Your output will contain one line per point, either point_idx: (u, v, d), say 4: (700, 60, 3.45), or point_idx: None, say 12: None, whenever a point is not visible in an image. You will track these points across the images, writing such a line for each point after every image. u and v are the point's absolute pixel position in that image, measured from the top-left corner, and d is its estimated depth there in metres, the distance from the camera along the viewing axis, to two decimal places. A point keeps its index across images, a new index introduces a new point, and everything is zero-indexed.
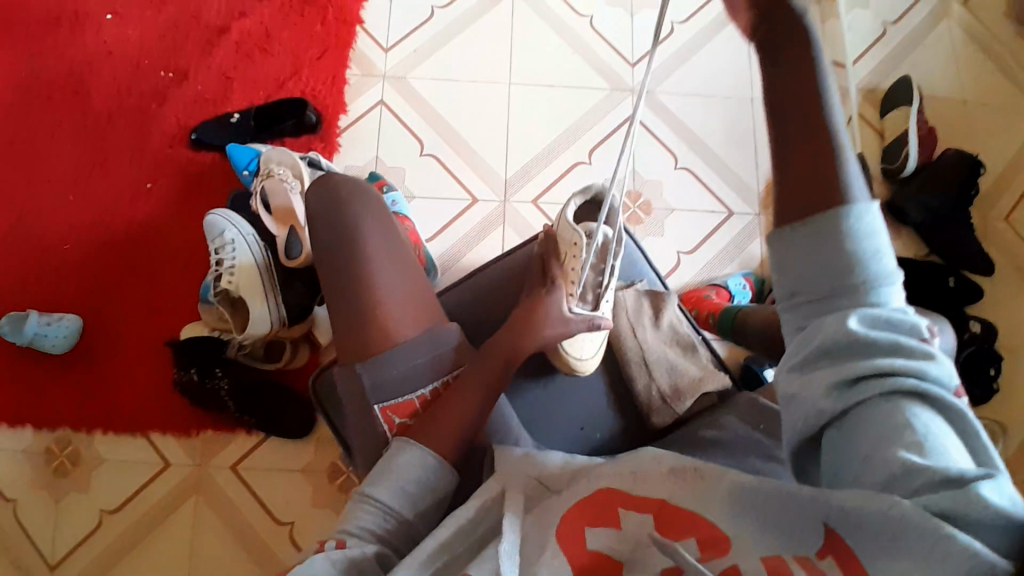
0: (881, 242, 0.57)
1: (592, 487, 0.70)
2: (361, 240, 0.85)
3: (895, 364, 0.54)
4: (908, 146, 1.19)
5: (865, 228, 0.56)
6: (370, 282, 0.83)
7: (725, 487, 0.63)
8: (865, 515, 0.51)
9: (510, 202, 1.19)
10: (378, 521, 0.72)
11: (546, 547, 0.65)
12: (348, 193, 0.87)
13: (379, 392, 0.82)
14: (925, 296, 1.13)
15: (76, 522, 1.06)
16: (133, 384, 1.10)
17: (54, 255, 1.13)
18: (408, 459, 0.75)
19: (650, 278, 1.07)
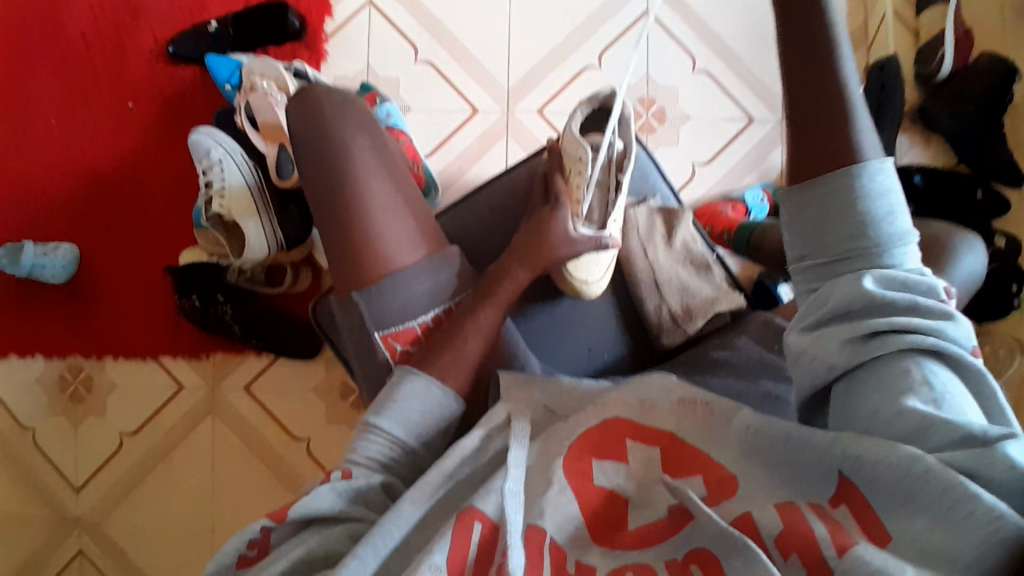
0: (895, 201, 0.55)
1: (601, 415, 0.67)
2: (350, 165, 0.80)
3: (914, 324, 0.52)
4: (944, 49, 1.09)
5: (876, 186, 0.54)
6: (365, 208, 0.79)
7: (744, 426, 0.62)
8: (884, 470, 0.51)
9: (513, 111, 1.13)
10: (385, 450, 0.70)
11: (555, 480, 0.62)
12: (331, 110, 0.81)
13: (378, 319, 0.80)
14: (948, 208, 1.09)
15: (97, 446, 1.08)
16: (139, 312, 1.09)
17: (44, 182, 1.10)
18: (415, 391, 0.72)
19: (663, 193, 1.01)
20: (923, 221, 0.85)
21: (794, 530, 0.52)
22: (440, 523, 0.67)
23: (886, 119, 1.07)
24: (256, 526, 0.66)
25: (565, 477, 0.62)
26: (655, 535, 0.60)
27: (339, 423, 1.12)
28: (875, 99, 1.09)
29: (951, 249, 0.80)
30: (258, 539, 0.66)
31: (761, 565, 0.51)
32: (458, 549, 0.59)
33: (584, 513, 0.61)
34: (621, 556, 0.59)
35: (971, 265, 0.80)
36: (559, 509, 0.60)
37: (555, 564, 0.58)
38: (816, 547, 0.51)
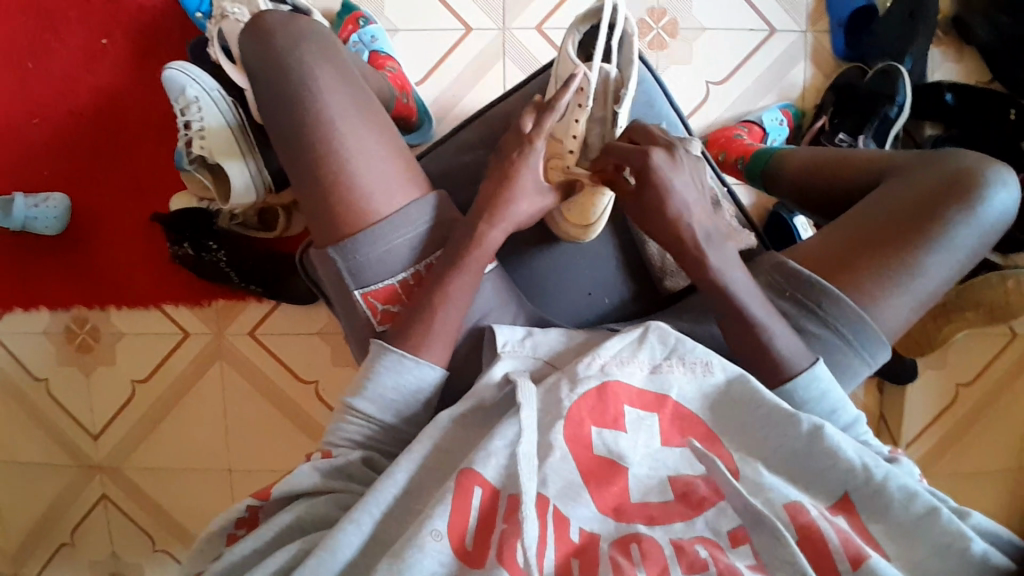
0: (834, 400, 0.67)
1: (603, 375, 0.62)
2: (317, 109, 0.72)
3: None
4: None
5: (813, 394, 0.67)
6: (336, 156, 0.72)
7: (745, 416, 0.62)
8: (882, 522, 0.57)
9: (510, 29, 1.04)
10: (364, 429, 0.70)
11: (555, 445, 0.58)
12: (286, 45, 0.73)
13: (358, 278, 0.75)
14: (974, 134, 0.97)
15: (111, 394, 1.10)
16: (136, 261, 1.07)
17: (23, 130, 1.05)
18: (384, 367, 0.70)
19: (670, 122, 0.88)
20: (954, 147, 0.75)
21: (808, 542, 0.54)
22: (437, 486, 0.63)
23: (922, 28, 0.95)
24: (243, 505, 0.66)
25: (566, 442, 0.58)
26: (662, 515, 0.56)
27: (346, 364, 1.11)
28: (907, 7, 0.95)
29: (982, 182, 0.70)
30: (246, 517, 0.66)
31: (789, 551, 0.52)
32: (462, 512, 0.56)
33: (587, 479, 0.57)
34: (624, 526, 0.56)
35: (1004, 201, 0.71)
36: (562, 475, 0.57)
37: (560, 533, 0.54)
38: (829, 556, 0.53)
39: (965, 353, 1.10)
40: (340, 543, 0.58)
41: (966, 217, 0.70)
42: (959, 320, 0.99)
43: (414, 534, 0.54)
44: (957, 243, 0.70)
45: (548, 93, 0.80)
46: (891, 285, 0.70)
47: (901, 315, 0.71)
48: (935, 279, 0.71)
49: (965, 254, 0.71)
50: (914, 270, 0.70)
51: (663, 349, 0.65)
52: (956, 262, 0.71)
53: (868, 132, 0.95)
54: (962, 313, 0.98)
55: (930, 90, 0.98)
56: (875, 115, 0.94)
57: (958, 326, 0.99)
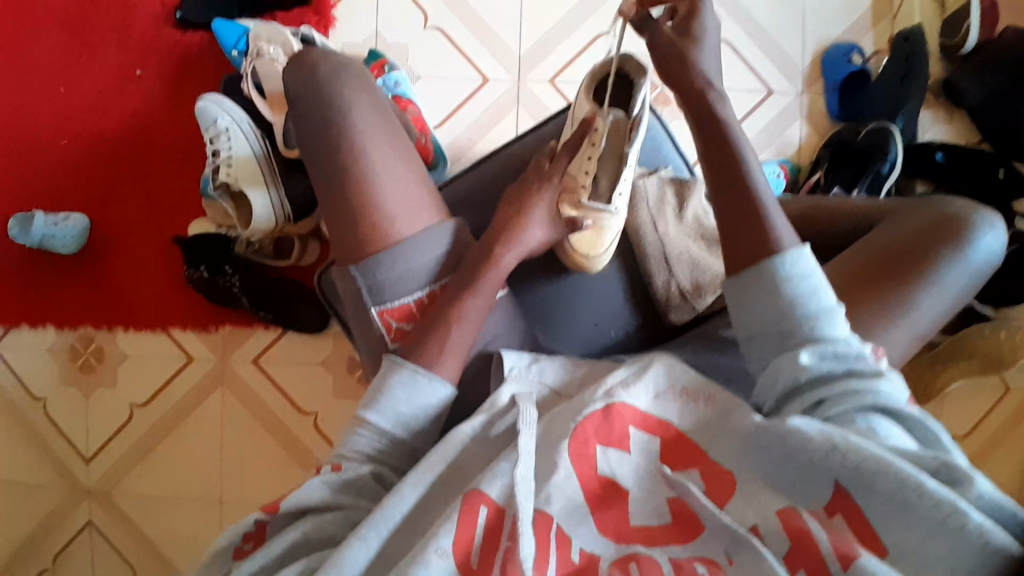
0: (816, 284, 0.62)
1: (607, 398, 0.64)
2: (352, 138, 0.76)
3: (849, 384, 0.60)
4: (970, 19, 1.06)
5: (797, 276, 0.62)
6: (368, 183, 0.75)
7: (745, 424, 0.62)
8: (875, 480, 0.55)
9: (524, 81, 1.11)
10: (379, 444, 0.69)
11: (560, 466, 0.60)
12: (329, 78, 0.77)
13: (372, 295, 0.76)
14: (966, 185, 1.05)
15: (108, 416, 1.10)
16: (147, 285, 1.09)
17: (52, 151, 1.09)
18: (397, 383, 0.70)
19: (674, 165, 0.99)
20: (941, 195, 0.82)
21: (801, 549, 0.54)
22: (441, 507, 0.64)
23: (912, 89, 1.02)
24: (249, 519, 0.63)
25: (570, 460, 0.60)
26: (661, 538, 0.58)
27: (347, 397, 1.11)
28: (900, 69, 1.04)
29: (969, 225, 0.77)
30: (252, 531, 0.64)
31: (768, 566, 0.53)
32: (466, 535, 0.56)
33: (586, 495, 0.60)
34: (626, 548, 0.57)
35: (991, 243, 0.78)
36: (566, 492, 0.59)
37: (562, 551, 0.56)
38: (822, 560, 0.53)
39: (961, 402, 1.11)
40: (348, 557, 0.58)
41: (957, 257, 0.76)
42: (952, 368, 1.03)
43: (419, 552, 0.56)
44: (948, 282, 0.76)
45: (564, 135, 0.87)
46: (890, 319, 0.74)
47: (898, 347, 0.74)
48: (930, 315, 0.75)
49: (956, 293, 0.76)
50: (911, 305, 0.74)
51: (667, 379, 0.68)
52: (947, 301, 0.76)
53: (861, 186, 0.99)
54: (955, 362, 1.02)
55: (922, 149, 1.06)
56: (868, 171, 0.99)
57: (952, 375, 1.03)
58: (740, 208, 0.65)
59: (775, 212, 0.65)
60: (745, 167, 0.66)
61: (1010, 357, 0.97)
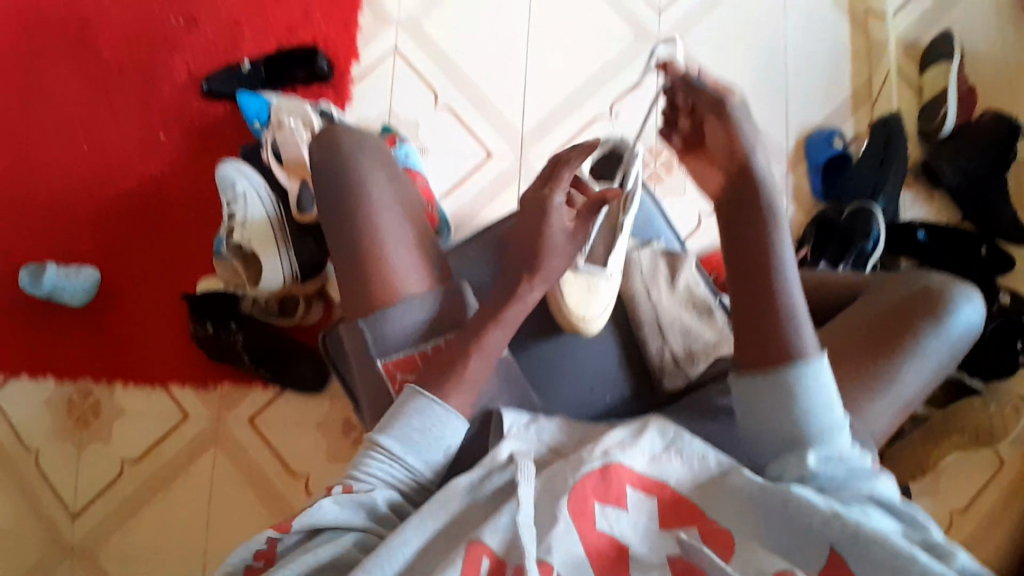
0: (828, 397, 0.64)
1: (605, 456, 0.64)
2: (367, 203, 0.78)
3: (850, 483, 0.63)
4: (947, 105, 1.14)
5: (813, 384, 0.64)
6: (379, 244, 0.77)
7: (741, 482, 0.63)
8: (874, 560, 0.57)
9: (527, 157, 1.18)
10: (395, 472, 0.65)
11: (559, 518, 0.60)
12: (352, 149, 0.81)
13: (377, 346, 0.75)
14: (950, 262, 1.10)
15: (98, 471, 1.08)
16: (150, 339, 1.11)
17: (70, 207, 1.14)
18: (418, 411, 0.66)
19: (666, 238, 1.03)
20: (918, 272, 0.86)
21: None
22: None
23: (892, 171, 1.10)
24: (262, 536, 0.61)
25: (569, 515, 0.60)
26: None
27: (340, 460, 1.10)
28: (878, 154, 1.12)
29: (948, 301, 0.81)
30: (265, 548, 0.61)
31: None
32: None
33: (590, 557, 0.59)
34: None
35: (969, 315, 0.81)
36: (568, 545, 0.59)
37: None
38: None
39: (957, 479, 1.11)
40: None
41: (936, 330, 0.79)
42: (946, 442, 1.03)
43: None
44: (930, 353, 0.79)
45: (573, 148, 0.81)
46: (875, 390, 0.76)
47: (884, 418, 0.76)
48: (914, 385, 0.78)
49: (937, 364, 0.79)
50: (893, 375, 0.77)
51: (662, 441, 0.67)
52: (930, 370, 0.78)
53: (846, 261, 1.04)
54: (948, 435, 1.03)
55: (904, 229, 1.11)
56: (852, 249, 1.04)
57: (947, 449, 1.03)
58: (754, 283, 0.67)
59: (793, 291, 0.67)
60: (758, 235, 0.68)
61: (1001, 428, 1.00)
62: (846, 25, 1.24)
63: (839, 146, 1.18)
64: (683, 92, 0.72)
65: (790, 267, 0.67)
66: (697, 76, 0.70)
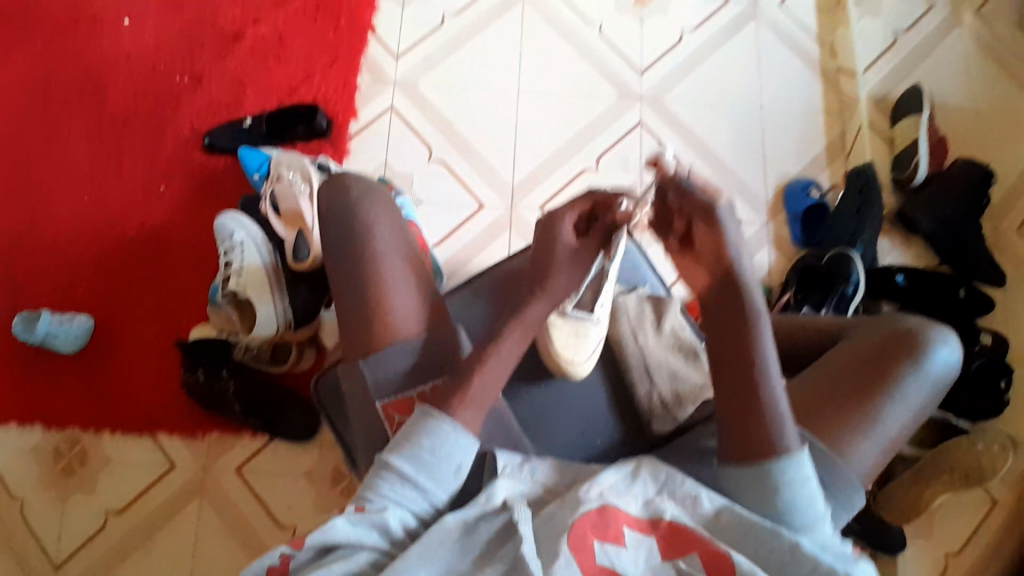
0: (811, 488, 0.68)
1: (601, 499, 0.65)
2: (371, 249, 0.79)
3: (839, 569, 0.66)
4: (918, 156, 1.20)
5: (795, 479, 0.68)
6: (382, 289, 0.77)
7: (734, 515, 0.65)
8: None
9: (517, 207, 1.21)
10: (408, 493, 0.65)
11: (560, 555, 0.59)
12: (359, 195, 0.81)
13: (377, 387, 0.75)
14: (932, 305, 1.13)
15: (82, 521, 1.07)
16: (141, 386, 1.11)
17: (68, 255, 1.16)
18: (426, 431, 0.67)
19: (652, 284, 1.04)
20: (898, 313, 0.87)
21: None
22: None
23: (868, 220, 1.15)
24: (276, 553, 0.61)
25: (569, 551, 0.60)
26: None
27: (329, 510, 1.09)
28: (853, 204, 1.17)
29: (926, 343, 0.81)
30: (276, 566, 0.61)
31: None
32: None
33: None
34: None
35: (947, 357, 0.82)
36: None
37: None
38: None
39: (949, 522, 1.11)
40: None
41: (915, 371, 0.80)
42: (936, 483, 1.00)
43: None
44: (909, 396, 0.80)
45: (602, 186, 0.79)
46: (859, 431, 0.78)
47: (869, 458, 0.78)
48: (897, 425, 0.79)
49: (916, 407, 0.80)
50: (876, 416, 0.78)
51: (654, 484, 0.68)
52: (910, 414, 0.80)
53: (828, 306, 1.07)
54: (938, 476, 1.00)
55: (883, 273, 1.14)
56: (833, 293, 1.07)
57: (937, 492, 1.00)
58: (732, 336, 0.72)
59: (769, 355, 0.72)
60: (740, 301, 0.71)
61: (989, 469, 0.98)
62: (818, 87, 1.31)
63: (816, 196, 1.22)
64: (673, 190, 0.68)
65: (766, 328, 0.72)
66: (688, 177, 0.67)
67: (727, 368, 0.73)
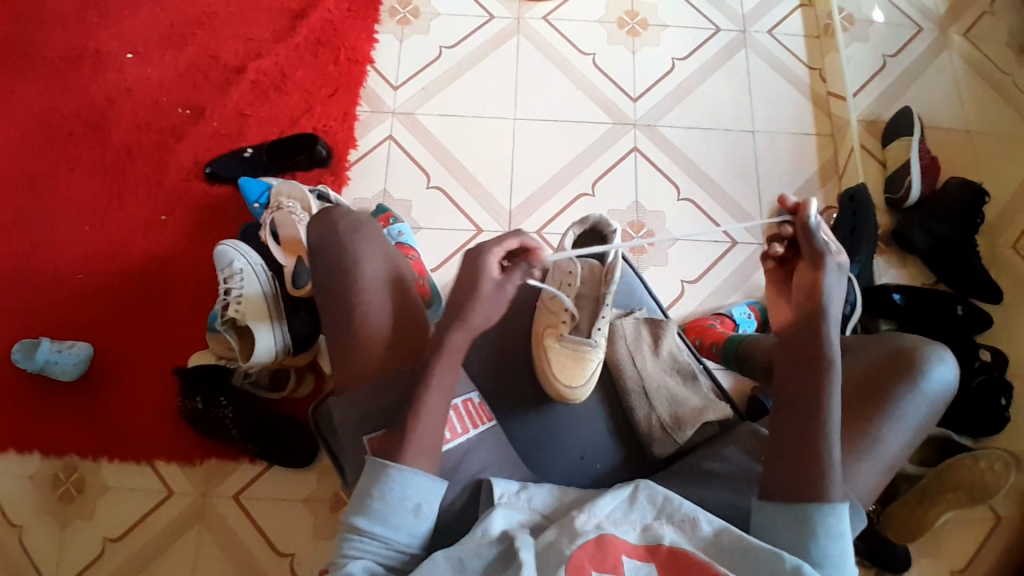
0: (844, 544, 0.64)
1: (599, 528, 0.64)
2: (354, 282, 0.77)
3: None
4: (911, 175, 1.21)
5: (833, 532, 0.64)
6: (367, 322, 0.76)
7: (736, 539, 0.64)
8: None
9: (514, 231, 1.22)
10: (370, 545, 0.66)
11: None
12: (346, 228, 0.79)
13: (365, 423, 0.74)
14: (932, 323, 1.12)
15: (79, 549, 1.06)
16: (139, 412, 1.11)
17: (69, 284, 1.17)
18: (374, 479, 0.67)
19: (649, 308, 1.04)
20: (896, 333, 0.84)
21: None
22: None
23: (863, 240, 1.14)
24: None
25: None
26: None
27: (328, 538, 1.08)
28: (849, 223, 1.17)
29: (923, 362, 0.78)
30: None
31: None
32: None
33: None
34: None
35: (944, 374, 0.78)
36: None
37: None
38: None
39: (955, 543, 1.09)
40: None
41: (913, 390, 0.77)
42: (941, 502, 0.97)
43: None
44: (906, 415, 0.77)
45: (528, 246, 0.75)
46: (859, 451, 0.75)
47: (870, 479, 0.75)
48: (896, 445, 0.76)
49: (916, 425, 0.77)
50: (875, 437, 0.75)
51: (652, 508, 0.68)
52: (909, 433, 0.77)
53: None
54: (943, 494, 0.97)
55: (880, 292, 1.14)
56: None
57: (942, 510, 0.97)
58: (799, 387, 0.66)
59: (834, 402, 0.65)
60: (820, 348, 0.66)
61: (992, 484, 0.94)
62: (809, 111, 1.34)
63: None
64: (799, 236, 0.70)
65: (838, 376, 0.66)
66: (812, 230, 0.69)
67: (777, 417, 0.68)
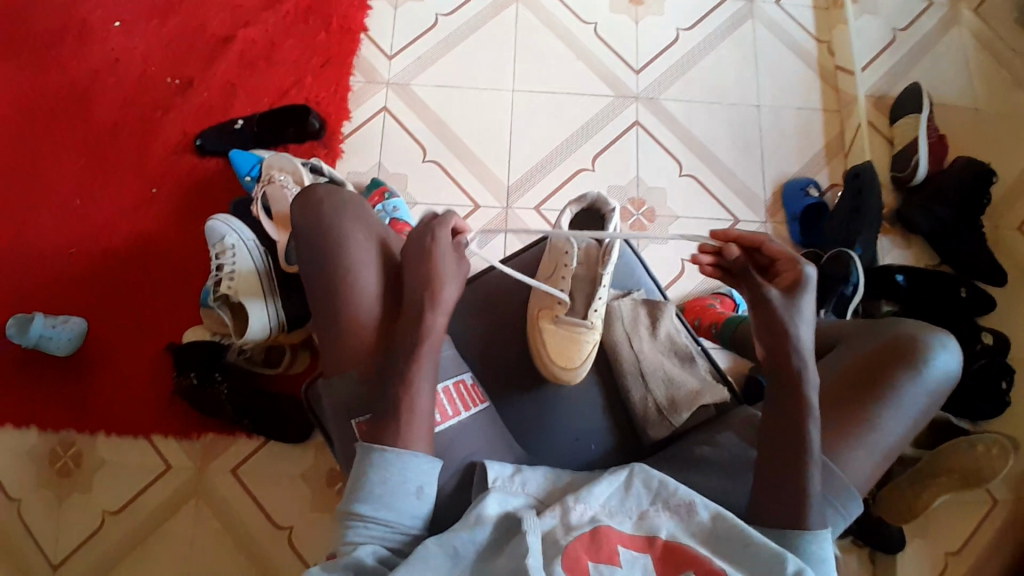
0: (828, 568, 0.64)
1: (594, 521, 0.64)
2: (345, 272, 0.75)
3: None
4: (918, 153, 1.17)
5: (817, 557, 0.64)
6: (360, 311, 0.75)
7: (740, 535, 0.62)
8: None
9: (512, 208, 1.20)
10: (374, 529, 0.65)
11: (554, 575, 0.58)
12: (331, 216, 0.76)
13: (358, 408, 0.73)
14: (935, 305, 1.11)
15: (79, 522, 1.07)
16: (135, 389, 1.11)
17: (62, 257, 1.16)
18: (373, 463, 0.66)
19: (647, 288, 1.01)
20: (896, 319, 0.83)
21: None
22: None
23: (866, 222, 1.11)
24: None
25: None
26: None
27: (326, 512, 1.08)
28: (852, 202, 1.14)
29: (923, 349, 0.77)
30: None
31: None
32: None
33: None
34: None
35: (944, 363, 0.77)
36: None
37: None
38: None
39: (948, 522, 1.09)
40: None
41: (913, 378, 0.76)
42: (933, 485, 0.98)
43: None
44: (905, 403, 0.76)
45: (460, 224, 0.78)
46: (855, 441, 0.74)
47: (866, 470, 0.74)
48: (893, 436, 0.75)
49: (915, 414, 0.76)
50: (871, 425, 0.75)
51: (648, 494, 0.67)
52: (907, 422, 0.76)
53: (827, 307, 1.07)
54: (936, 478, 0.98)
55: (882, 273, 1.12)
56: (833, 294, 1.06)
57: (934, 493, 0.98)
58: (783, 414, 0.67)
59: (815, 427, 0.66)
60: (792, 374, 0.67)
61: (988, 470, 0.96)
62: (815, 85, 1.30)
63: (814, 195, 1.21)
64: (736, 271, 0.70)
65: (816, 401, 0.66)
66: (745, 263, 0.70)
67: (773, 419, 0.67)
